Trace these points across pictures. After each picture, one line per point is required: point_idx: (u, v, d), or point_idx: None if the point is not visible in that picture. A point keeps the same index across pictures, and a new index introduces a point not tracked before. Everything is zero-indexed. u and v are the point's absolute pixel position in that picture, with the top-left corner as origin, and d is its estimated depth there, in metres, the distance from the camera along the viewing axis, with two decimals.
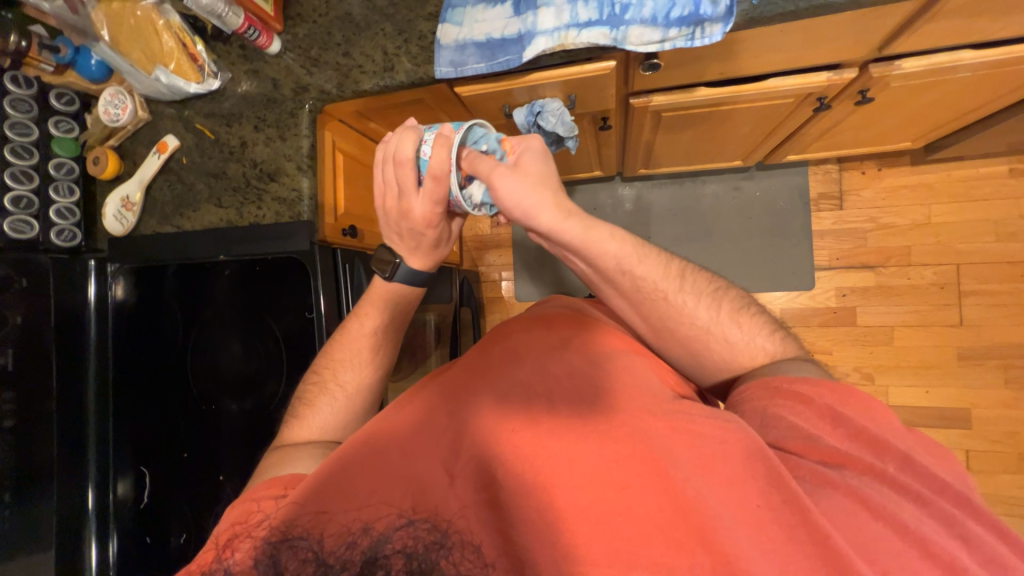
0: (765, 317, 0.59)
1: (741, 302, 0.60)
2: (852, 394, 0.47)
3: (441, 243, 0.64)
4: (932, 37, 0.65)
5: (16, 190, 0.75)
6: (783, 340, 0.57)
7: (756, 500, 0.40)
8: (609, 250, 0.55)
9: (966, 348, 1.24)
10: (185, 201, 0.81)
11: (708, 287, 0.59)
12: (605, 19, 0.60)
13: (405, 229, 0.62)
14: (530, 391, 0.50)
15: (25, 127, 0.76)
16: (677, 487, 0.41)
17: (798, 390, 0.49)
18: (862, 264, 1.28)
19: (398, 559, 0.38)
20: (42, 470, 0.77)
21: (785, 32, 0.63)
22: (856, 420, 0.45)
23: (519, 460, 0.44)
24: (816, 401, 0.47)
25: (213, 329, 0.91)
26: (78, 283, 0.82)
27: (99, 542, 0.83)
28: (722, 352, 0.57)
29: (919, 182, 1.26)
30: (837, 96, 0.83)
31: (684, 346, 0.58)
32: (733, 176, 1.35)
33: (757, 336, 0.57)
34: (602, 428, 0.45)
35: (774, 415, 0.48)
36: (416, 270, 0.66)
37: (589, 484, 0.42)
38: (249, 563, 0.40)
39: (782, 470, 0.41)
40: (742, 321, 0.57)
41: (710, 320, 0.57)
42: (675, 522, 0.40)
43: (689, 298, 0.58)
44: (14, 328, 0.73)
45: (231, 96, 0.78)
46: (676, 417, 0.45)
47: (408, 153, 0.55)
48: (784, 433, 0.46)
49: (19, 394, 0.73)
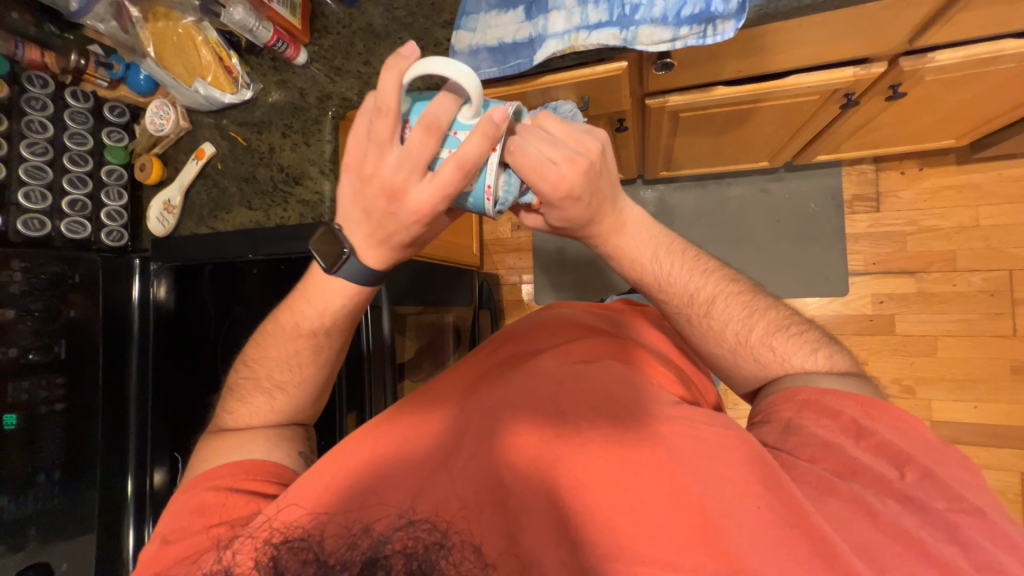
0: (806, 333, 0.54)
1: (781, 321, 0.55)
2: (885, 411, 0.45)
3: (413, 245, 0.49)
4: (966, 27, 0.62)
5: (73, 194, 0.82)
6: (827, 357, 0.52)
7: (758, 501, 0.39)
8: (637, 275, 0.56)
9: (1021, 360, 1.14)
10: (219, 204, 0.87)
11: (744, 308, 0.55)
12: (615, 20, 0.60)
13: (378, 212, 0.46)
14: (531, 392, 0.49)
15: (82, 137, 0.83)
16: (680, 487, 0.40)
17: (828, 402, 0.46)
18: (901, 269, 1.21)
19: (398, 560, 0.36)
20: (85, 460, 0.82)
21: (803, 26, 0.61)
22: (876, 432, 0.44)
23: (523, 460, 0.44)
24: (841, 414, 0.45)
25: (243, 325, 0.96)
26: (123, 283, 0.88)
27: (136, 526, 0.87)
28: (753, 369, 0.54)
29: (965, 182, 1.18)
30: (865, 92, 0.80)
31: (713, 360, 0.56)
32: (761, 178, 1.30)
33: (794, 356, 0.52)
34: (604, 427, 0.45)
35: (796, 426, 0.46)
36: (367, 270, 0.50)
37: (591, 483, 0.42)
38: (250, 564, 0.40)
39: (780, 475, 0.40)
40: (779, 341, 0.53)
41: (741, 337, 0.54)
42: (681, 523, 0.39)
43: (721, 316, 0.54)
44: (64, 322, 0.79)
45: (262, 105, 0.83)
46: (676, 421, 0.44)
47: (439, 123, 0.41)
48: (802, 441, 0.45)
49: (70, 379, 0.79)
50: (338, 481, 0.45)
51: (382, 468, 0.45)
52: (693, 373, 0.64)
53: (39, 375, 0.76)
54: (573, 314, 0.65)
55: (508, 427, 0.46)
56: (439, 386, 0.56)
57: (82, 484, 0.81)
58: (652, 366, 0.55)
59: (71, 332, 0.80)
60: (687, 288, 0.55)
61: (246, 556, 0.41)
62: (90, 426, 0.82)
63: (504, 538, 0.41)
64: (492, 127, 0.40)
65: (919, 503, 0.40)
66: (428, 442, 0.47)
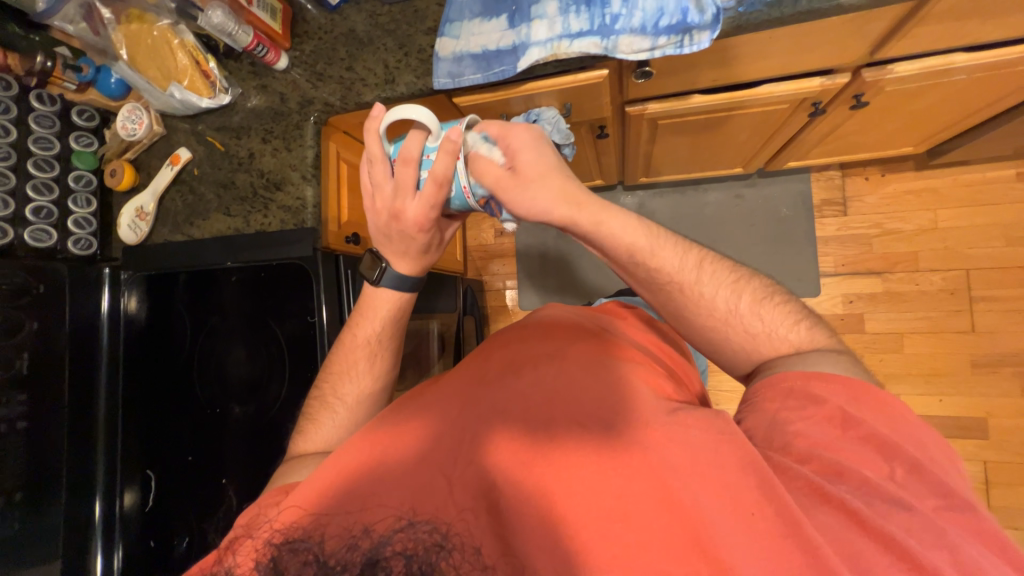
0: (791, 305, 0.56)
1: (765, 290, 0.56)
2: (869, 395, 0.45)
3: (433, 249, 0.64)
4: (922, 42, 0.66)
5: (37, 201, 0.78)
6: (809, 329, 0.53)
7: (751, 507, 0.39)
8: (622, 250, 0.55)
9: (980, 355, 1.20)
10: (195, 210, 0.83)
11: (729, 280, 0.56)
12: (596, 29, 0.62)
13: (394, 233, 0.61)
14: (528, 399, 0.50)
15: (48, 142, 0.79)
16: (670, 495, 0.41)
17: (812, 390, 0.46)
18: (868, 269, 1.27)
19: (398, 562, 0.35)
20: (52, 479, 0.79)
21: (773, 39, 0.64)
22: (863, 421, 0.44)
23: (520, 464, 0.44)
24: (826, 400, 0.45)
25: (221, 335, 0.93)
26: (93, 292, 0.86)
27: (104, 552, 0.84)
28: (744, 343, 0.54)
29: (924, 187, 1.25)
30: (831, 101, 0.84)
31: (703, 337, 0.57)
32: (735, 184, 1.35)
33: (780, 326, 0.54)
34: (603, 439, 0.45)
35: (783, 422, 0.46)
36: (404, 275, 0.65)
37: (585, 488, 0.42)
38: (250, 565, 0.39)
39: (774, 482, 0.40)
40: (764, 309, 0.54)
41: (728, 306, 0.55)
42: (673, 527, 0.39)
43: (709, 286, 0.55)
44: (29, 334, 0.76)
45: (241, 110, 0.81)
46: (672, 428, 0.44)
47: (413, 153, 0.53)
48: (790, 439, 0.45)
49: (32, 397, 0.76)
50: (338, 482, 0.44)
51: (378, 470, 0.45)
52: (683, 373, 0.65)
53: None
54: (569, 318, 0.66)
55: (507, 426, 0.47)
56: (431, 391, 0.55)
57: (47, 505, 0.78)
58: (638, 361, 0.56)
59: (36, 345, 0.77)
60: (673, 263, 0.56)
61: (246, 556, 0.40)
62: (54, 443, 0.79)
63: (496, 541, 0.40)
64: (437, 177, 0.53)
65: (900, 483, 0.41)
66: (421, 445, 0.46)
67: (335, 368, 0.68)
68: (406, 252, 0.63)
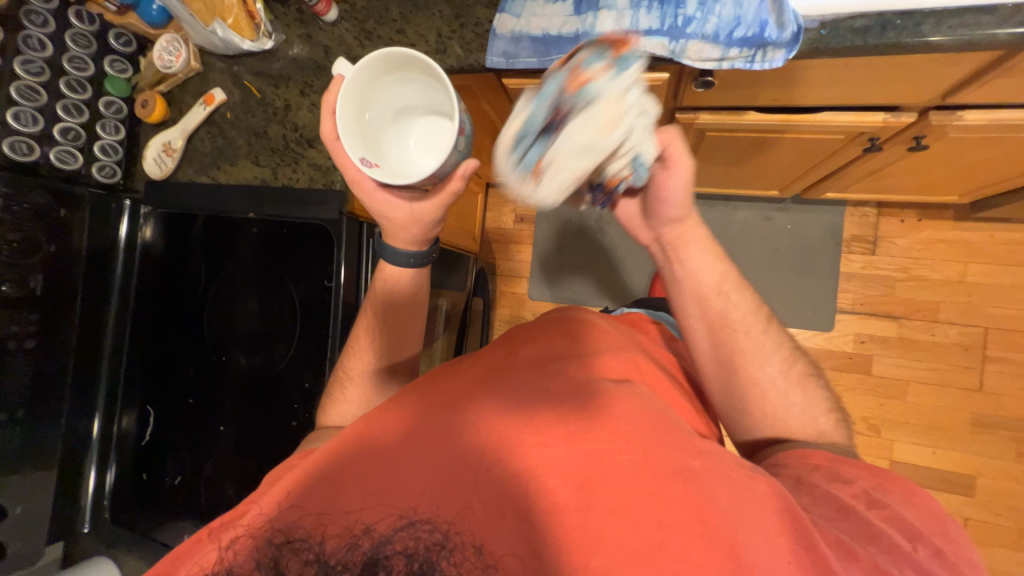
0: (826, 393, 0.60)
1: (811, 372, 0.61)
2: (896, 485, 0.47)
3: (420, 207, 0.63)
4: (1002, 92, 0.63)
5: (66, 122, 0.77)
6: (839, 423, 0.58)
7: (788, 554, 0.39)
8: (703, 278, 0.62)
9: (981, 414, 1.20)
10: (223, 154, 0.82)
11: (786, 348, 0.61)
12: (665, 30, 0.59)
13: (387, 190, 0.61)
14: (561, 402, 0.48)
15: (82, 62, 0.78)
16: (710, 526, 0.41)
17: (842, 471, 0.49)
18: (886, 313, 1.25)
19: (399, 561, 0.39)
20: (54, 393, 0.81)
21: (848, 66, 0.61)
22: (888, 505, 0.45)
23: (553, 471, 0.43)
24: (853, 483, 0.48)
25: (237, 285, 0.92)
26: (113, 221, 0.85)
27: (99, 469, 0.87)
28: (779, 408, 0.58)
29: (959, 239, 1.22)
30: (889, 139, 0.81)
31: (744, 395, 0.60)
32: (767, 206, 1.32)
33: (817, 407, 0.58)
34: (642, 458, 0.44)
35: (806, 483, 0.49)
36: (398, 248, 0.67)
37: (623, 506, 0.41)
38: (249, 565, 0.40)
39: (809, 530, 0.41)
40: (807, 387, 0.59)
41: (781, 376, 0.59)
42: (711, 559, 0.39)
43: (768, 342, 0.61)
44: (44, 256, 0.77)
45: (282, 58, 0.79)
46: (708, 458, 0.45)
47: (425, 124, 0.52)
48: (807, 496, 0.48)
49: (43, 316, 0.78)
50: (337, 448, 0.47)
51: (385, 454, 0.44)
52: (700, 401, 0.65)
53: (8, 308, 0.74)
54: (594, 322, 0.64)
55: (524, 424, 0.46)
56: (446, 380, 0.54)
57: (50, 417, 0.81)
58: (657, 384, 0.56)
59: (49, 267, 0.78)
60: (745, 307, 0.62)
61: (246, 556, 0.40)
62: (63, 360, 0.82)
63: (519, 544, 0.40)
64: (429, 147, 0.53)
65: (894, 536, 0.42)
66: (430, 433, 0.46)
67: (351, 342, 0.71)
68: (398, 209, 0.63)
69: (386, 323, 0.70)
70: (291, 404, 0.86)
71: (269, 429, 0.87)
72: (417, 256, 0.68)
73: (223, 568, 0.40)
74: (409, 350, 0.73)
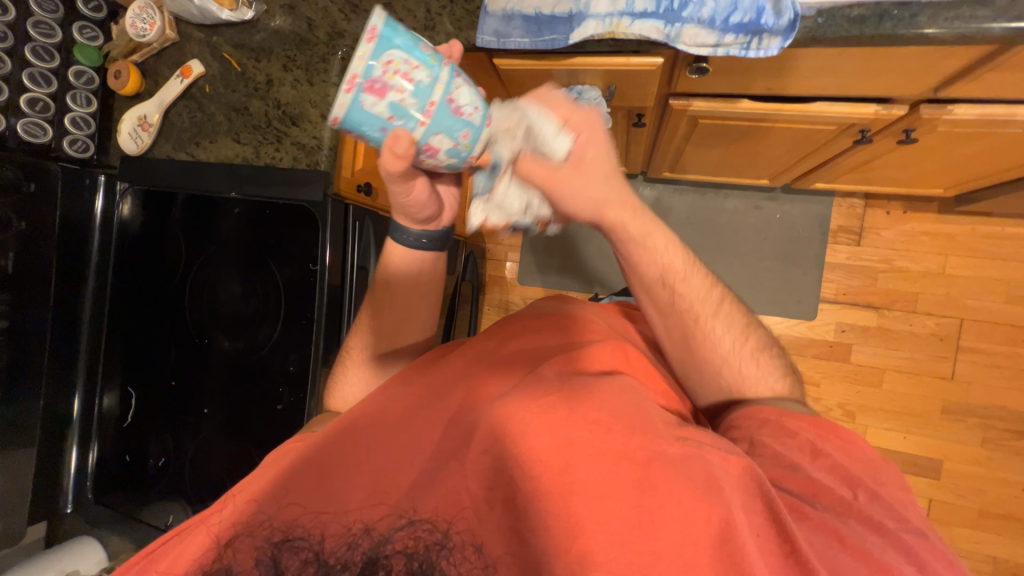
0: (780, 360, 0.60)
1: (766, 342, 0.61)
2: (837, 434, 0.50)
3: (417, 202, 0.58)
4: (991, 87, 0.63)
5: (33, 92, 0.73)
6: (789, 385, 0.58)
7: (756, 529, 0.41)
8: (656, 265, 0.57)
9: (951, 402, 1.24)
10: (203, 130, 0.78)
11: (739, 325, 0.59)
12: (661, 12, 0.57)
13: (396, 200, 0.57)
14: (542, 387, 0.49)
15: (49, 28, 0.74)
16: (688, 511, 0.41)
17: (789, 424, 0.51)
18: (867, 303, 1.28)
19: (399, 561, 0.40)
20: (27, 371, 0.81)
21: (843, 56, 0.60)
22: (830, 453, 0.48)
23: (533, 462, 0.43)
24: (799, 434, 0.50)
25: (216, 264, 0.89)
26: (86, 193, 0.83)
27: (79, 448, 0.87)
28: (732, 381, 0.58)
29: (941, 231, 1.24)
30: (880, 131, 0.80)
31: (698, 367, 0.59)
32: (757, 195, 1.33)
33: (768, 378, 0.58)
34: (619, 446, 0.44)
35: (760, 444, 0.50)
36: (406, 232, 0.63)
37: (600, 494, 0.42)
38: (250, 564, 0.41)
39: (779, 506, 0.42)
40: (761, 359, 0.59)
41: (733, 347, 0.58)
42: (690, 543, 0.40)
43: (720, 325, 0.58)
44: (16, 233, 0.75)
45: (263, 29, 0.75)
46: (685, 442, 0.44)
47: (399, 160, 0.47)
48: (766, 461, 0.49)
49: (16, 295, 0.77)
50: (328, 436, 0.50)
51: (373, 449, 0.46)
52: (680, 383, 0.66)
53: None
54: (583, 314, 0.64)
55: (514, 415, 0.46)
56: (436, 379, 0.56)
57: (29, 392, 0.81)
58: (648, 373, 0.57)
59: (20, 245, 0.76)
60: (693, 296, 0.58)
61: (246, 554, 0.41)
62: (36, 339, 0.81)
63: (510, 536, 0.42)
64: (397, 154, 0.47)
65: (872, 520, 0.44)
66: None
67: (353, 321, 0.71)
68: (406, 209, 0.59)
69: (381, 312, 0.68)
70: (277, 388, 0.85)
71: (256, 412, 0.87)
72: (429, 238, 0.64)
73: (223, 566, 0.41)
74: (403, 343, 0.71)
